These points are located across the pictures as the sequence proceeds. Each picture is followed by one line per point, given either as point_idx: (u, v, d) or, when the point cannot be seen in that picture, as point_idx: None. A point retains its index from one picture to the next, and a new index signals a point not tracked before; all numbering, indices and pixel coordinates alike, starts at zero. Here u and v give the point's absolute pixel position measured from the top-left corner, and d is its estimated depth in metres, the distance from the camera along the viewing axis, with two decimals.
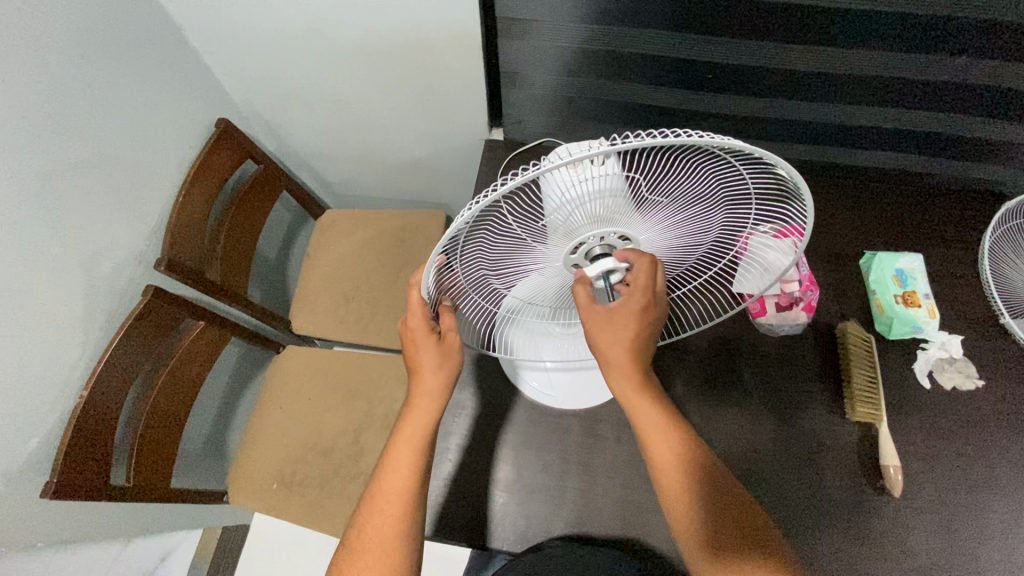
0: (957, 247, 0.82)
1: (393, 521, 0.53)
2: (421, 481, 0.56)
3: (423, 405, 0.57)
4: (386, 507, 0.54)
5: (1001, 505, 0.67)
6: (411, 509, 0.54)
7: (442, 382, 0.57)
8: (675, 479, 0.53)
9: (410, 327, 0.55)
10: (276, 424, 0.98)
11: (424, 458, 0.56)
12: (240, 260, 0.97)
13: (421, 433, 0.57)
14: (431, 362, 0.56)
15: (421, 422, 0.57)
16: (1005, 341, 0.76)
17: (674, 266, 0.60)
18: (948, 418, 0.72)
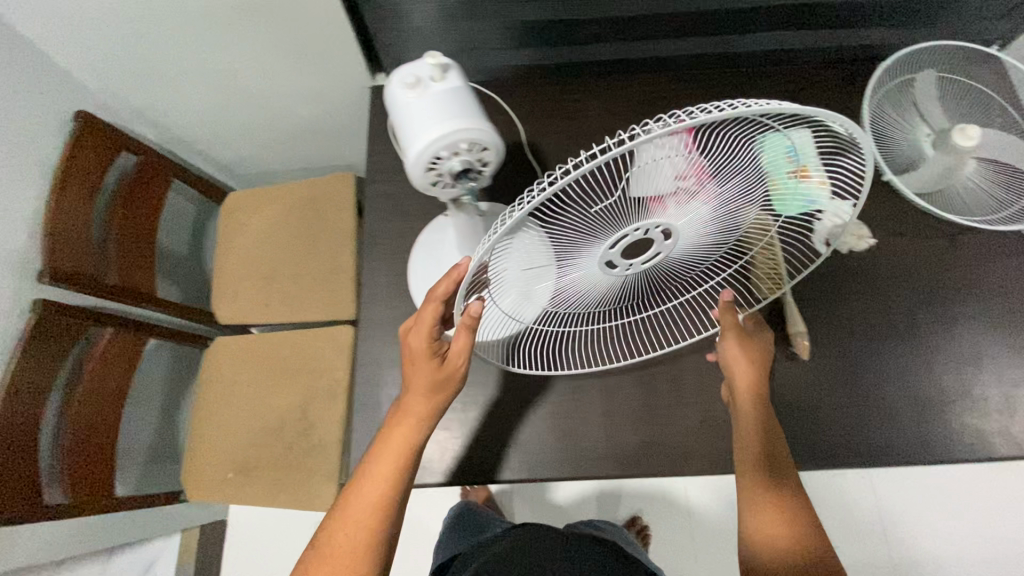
0: (842, 117, 0.84)
1: (360, 536, 0.51)
2: (395, 500, 0.53)
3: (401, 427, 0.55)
4: (353, 520, 0.52)
5: (890, 348, 0.74)
6: (380, 527, 0.52)
7: (426, 411, 0.55)
8: (766, 519, 0.53)
9: (409, 349, 0.55)
10: (220, 416, 0.96)
11: (402, 481, 0.54)
12: (141, 259, 0.92)
13: (397, 457, 0.54)
14: (424, 394, 0.55)
15: (399, 447, 0.55)
16: (892, 197, 0.79)
17: (679, 276, 0.63)
18: (843, 280, 0.77)
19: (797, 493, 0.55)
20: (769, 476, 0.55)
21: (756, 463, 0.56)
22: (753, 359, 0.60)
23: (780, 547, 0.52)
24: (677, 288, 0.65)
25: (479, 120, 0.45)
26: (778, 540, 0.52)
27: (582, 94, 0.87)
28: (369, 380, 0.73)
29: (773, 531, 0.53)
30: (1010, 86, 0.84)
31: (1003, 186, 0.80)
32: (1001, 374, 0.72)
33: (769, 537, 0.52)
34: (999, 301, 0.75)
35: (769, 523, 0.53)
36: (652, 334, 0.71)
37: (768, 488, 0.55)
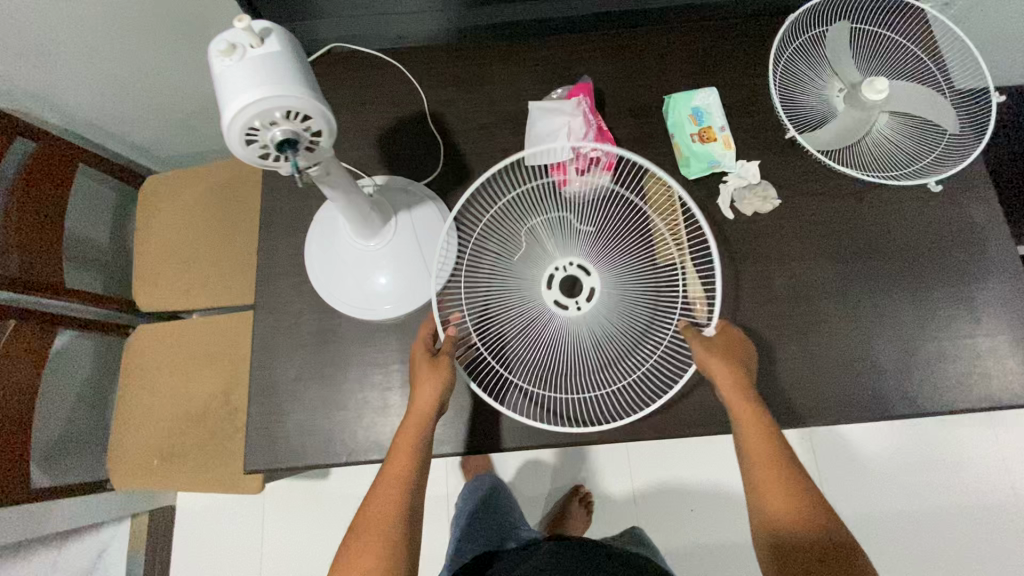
0: (751, 73, 0.81)
1: (392, 508, 0.57)
2: (417, 477, 0.60)
3: (415, 415, 0.62)
4: (384, 494, 0.58)
5: (792, 310, 0.73)
6: (406, 501, 0.58)
7: (431, 398, 0.62)
8: (774, 493, 0.56)
9: (417, 354, 0.67)
10: (141, 404, 0.96)
11: (422, 461, 0.61)
12: (47, 249, 0.89)
13: (415, 441, 0.61)
14: (434, 387, 0.63)
15: (416, 431, 0.61)
16: (800, 155, 0.77)
17: (629, 342, 0.69)
18: (748, 241, 0.75)
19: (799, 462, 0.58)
20: (772, 450, 0.58)
21: (759, 442, 0.58)
22: (729, 350, 0.63)
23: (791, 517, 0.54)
24: (631, 359, 0.69)
25: (294, 84, 0.42)
26: (790, 511, 0.55)
27: (487, 60, 0.84)
28: (267, 363, 0.72)
29: (782, 502, 0.55)
30: (924, 35, 0.81)
31: (915, 138, 0.78)
32: (899, 331, 0.72)
33: (784, 509, 0.55)
34: (902, 257, 0.75)
35: (779, 497, 0.56)
36: (596, 402, 0.70)
37: (774, 462, 0.57)
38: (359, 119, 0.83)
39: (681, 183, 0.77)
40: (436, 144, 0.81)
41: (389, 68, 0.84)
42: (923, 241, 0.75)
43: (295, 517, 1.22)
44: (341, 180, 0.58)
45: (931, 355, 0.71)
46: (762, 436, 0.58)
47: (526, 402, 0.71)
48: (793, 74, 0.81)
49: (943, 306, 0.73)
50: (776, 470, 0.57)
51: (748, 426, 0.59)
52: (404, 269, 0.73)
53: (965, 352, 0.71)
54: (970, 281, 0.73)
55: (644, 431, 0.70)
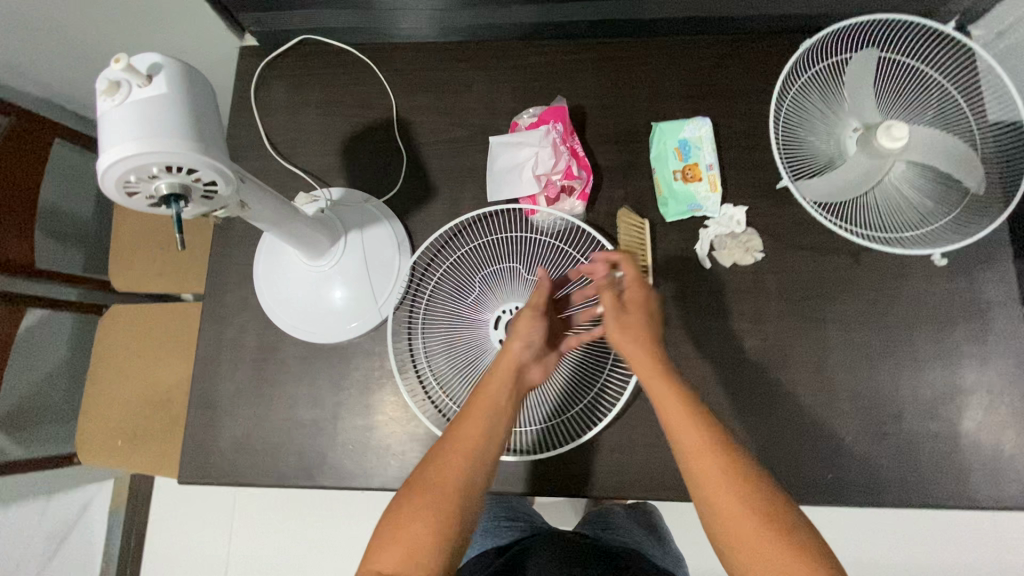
0: (754, 106, 0.73)
1: (456, 475, 0.51)
2: (489, 453, 0.53)
3: (494, 387, 0.57)
4: (450, 460, 0.52)
5: (759, 376, 0.67)
6: (472, 471, 0.51)
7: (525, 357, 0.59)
8: (712, 486, 0.48)
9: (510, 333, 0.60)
10: (110, 383, 0.97)
11: (497, 438, 0.54)
12: (19, 225, 0.89)
13: (492, 416, 0.55)
14: (513, 375, 0.58)
15: (496, 405, 0.56)
16: (791, 205, 0.70)
17: (566, 380, 0.68)
18: (722, 296, 0.69)
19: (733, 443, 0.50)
20: (699, 433, 0.50)
21: (680, 423, 0.51)
22: (638, 327, 0.57)
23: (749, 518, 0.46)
24: (567, 395, 0.67)
25: (161, 132, 0.38)
26: (735, 509, 0.47)
27: (465, 65, 0.77)
28: (209, 376, 0.71)
29: (723, 497, 0.47)
30: (962, 72, 0.71)
31: (936, 196, 0.68)
32: (875, 412, 0.66)
33: (730, 506, 0.47)
34: (892, 331, 0.67)
35: (713, 486, 0.48)
36: (518, 434, 0.67)
37: (703, 448, 0.49)
38: (322, 121, 0.77)
39: (656, 223, 0.71)
40: (400, 157, 0.76)
41: (360, 66, 0.78)
42: (917, 314, 0.67)
43: (263, 496, 1.25)
44: (266, 209, 0.54)
45: (904, 442, 0.65)
46: (680, 418, 0.51)
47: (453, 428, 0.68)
48: (805, 112, 0.71)
49: (928, 389, 0.66)
50: (705, 457, 0.49)
51: (663, 405, 0.52)
52: (356, 291, 0.70)
53: (944, 444, 0.64)
54: (961, 365, 0.66)
55: (580, 487, 0.67)
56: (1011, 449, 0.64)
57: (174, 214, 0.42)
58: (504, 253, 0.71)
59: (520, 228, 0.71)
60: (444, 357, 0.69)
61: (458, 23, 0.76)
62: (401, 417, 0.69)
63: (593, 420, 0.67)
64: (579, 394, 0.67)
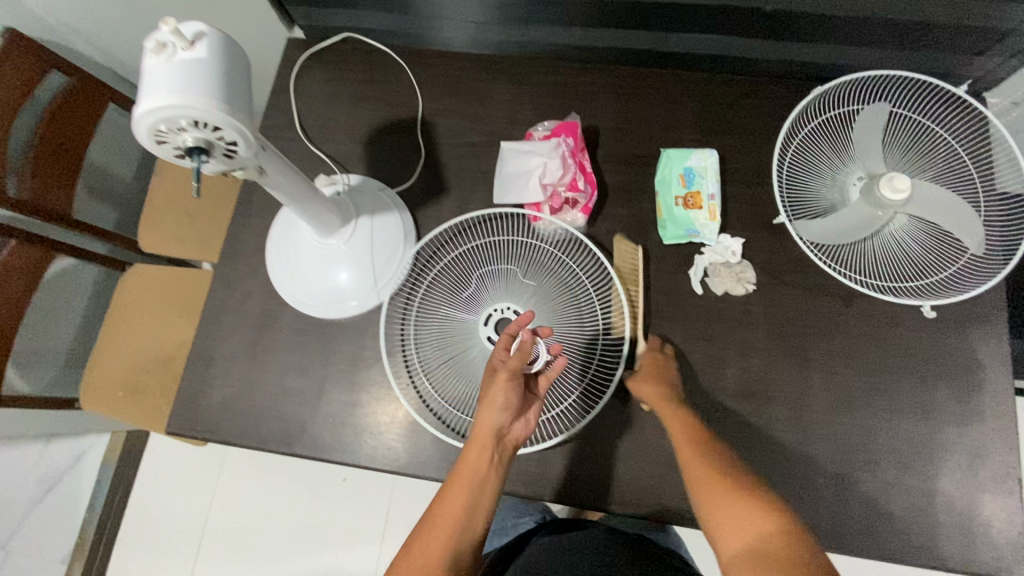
0: (762, 145, 0.75)
1: (438, 556, 0.52)
2: (471, 527, 0.54)
3: (472, 460, 0.56)
4: (431, 541, 0.53)
5: (738, 406, 0.67)
6: (456, 550, 0.53)
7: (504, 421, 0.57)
8: (694, 464, 0.55)
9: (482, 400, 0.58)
10: (120, 336, 1.02)
11: (478, 511, 0.55)
12: (62, 177, 0.96)
13: (473, 489, 0.55)
14: (490, 445, 0.57)
15: (475, 479, 0.55)
16: (788, 243, 0.72)
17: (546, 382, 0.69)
18: (711, 322, 0.70)
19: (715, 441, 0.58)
20: (688, 427, 0.59)
21: (672, 418, 0.60)
22: (655, 361, 0.66)
23: (726, 491, 0.52)
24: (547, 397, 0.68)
25: (192, 88, 0.42)
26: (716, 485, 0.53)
27: (491, 75, 0.82)
28: (210, 335, 0.75)
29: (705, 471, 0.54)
30: (973, 134, 0.72)
31: (933, 251, 0.69)
32: (851, 456, 0.65)
33: (709, 479, 0.54)
34: (877, 378, 0.67)
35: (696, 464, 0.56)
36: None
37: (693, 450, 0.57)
38: (351, 112, 0.82)
39: (654, 245, 0.73)
40: (419, 153, 0.80)
41: (394, 66, 0.83)
42: (903, 364, 0.67)
43: (246, 471, 1.27)
44: (281, 180, 0.57)
45: (877, 491, 0.64)
46: (673, 414, 0.60)
47: (430, 414, 0.70)
48: (812, 155, 0.73)
49: (907, 440, 0.65)
50: (692, 447, 0.57)
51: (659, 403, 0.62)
52: (359, 271, 0.73)
53: (917, 498, 0.64)
54: (942, 421, 0.66)
55: (545, 491, 0.67)
56: (986, 512, 0.63)
57: (195, 166, 0.46)
58: (499, 254, 0.73)
59: (521, 232, 0.74)
60: (432, 346, 0.71)
61: (490, 37, 0.81)
62: (383, 400, 0.71)
63: (567, 425, 0.68)
64: (557, 398, 0.68)
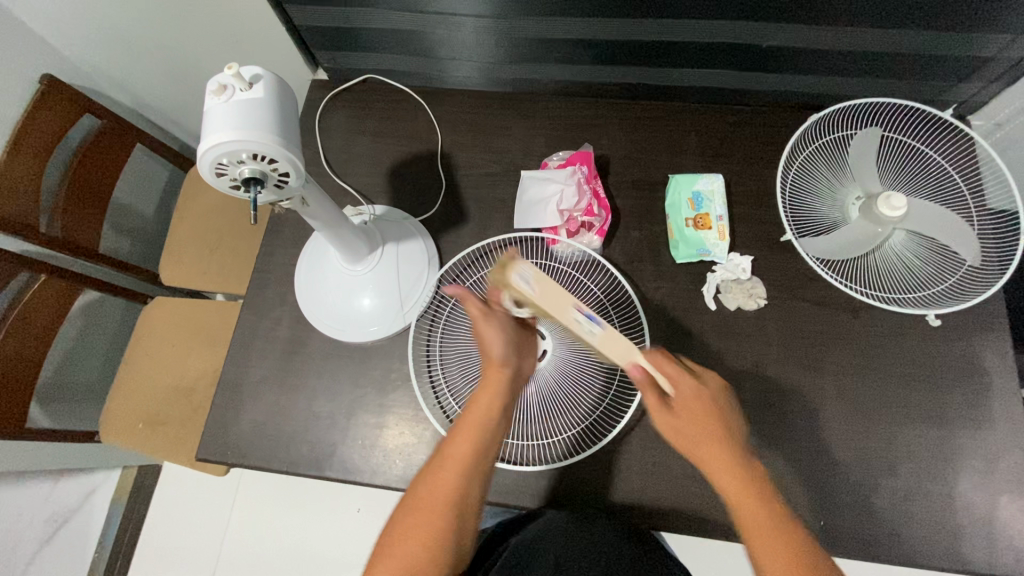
0: (764, 168, 0.80)
1: (447, 495, 0.53)
2: (478, 471, 0.55)
3: (482, 404, 0.57)
4: (441, 481, 0.53)
5: (757, 417, 0.69)
6: (464, 490, 0.53)
7: (508, 359, 0.58)
8: (752, 520, 0.51)
9: (487, 343, 0.59)
10: (142, 368, 1.04)
11: (485, 455, 0.56)
12: (90, 214, 1.00)
13: (481, 427, 0.56)
14: (501, 388, 0.58)
15: (484, 423, 0.56)
16: (795, 259, 0.75)
17: (571, 398, 0.70)
18: (725, 336, 0.73)
19: (769, 486, 0.54)
20: (741, 478, 0.53)
21: (722, 471, 0.53)
22: (696, 406, 0.55)
23: (784, 543, 0.50)
24: (569, 414, 0.70)
25: (252, 124, 0.46)
26: (781, 546, 0.49)
27: (505, 110, 0.87)
28: (239, 361, 0.77)
29: (767, 535, 0.50)
30: (961, 155, 0.77)
31: (932, 264, 0.73)
32: (869, 463, 0.67)
33: (769, 528, 0.51)
34: (888, 386, 0.70)
35: (756, 515, 0.51)
36: (520, 448, 0.70)
37: (758, 502, 0.52)
38: (374, 147, 0.87)
39: (667, 264, 0.77)
40: (439, 183, 0.84)
41: (414, 103, 0.89)
42: (912, 372, 0.70)
43: (259, 505, 1.26)
44: (319, 210, 0.61)
45: (898, 496, 0.66)
46: (727, 467, 0.53)
47: None
48: (811, 177, 0.78)
49: (921, 445, 0.67)
50: (750, 495, 0.52)
51: (702, 458, 0.54)
52: (386, 295, 0.76)
53: (936, 501, 0.65)
54: (955, 427, 0.68)
55: (573, 507, 0.68)
56: (1004, 515, 0.64)
57: (251, 196, 0.50)
58: None
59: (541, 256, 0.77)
60: (459, 365, 0.74)
61: (504, 76, 0.87)
62: (409, 421, 0.73)
63: (592, 439, 0.69)
64: (582, 413, 0.70)
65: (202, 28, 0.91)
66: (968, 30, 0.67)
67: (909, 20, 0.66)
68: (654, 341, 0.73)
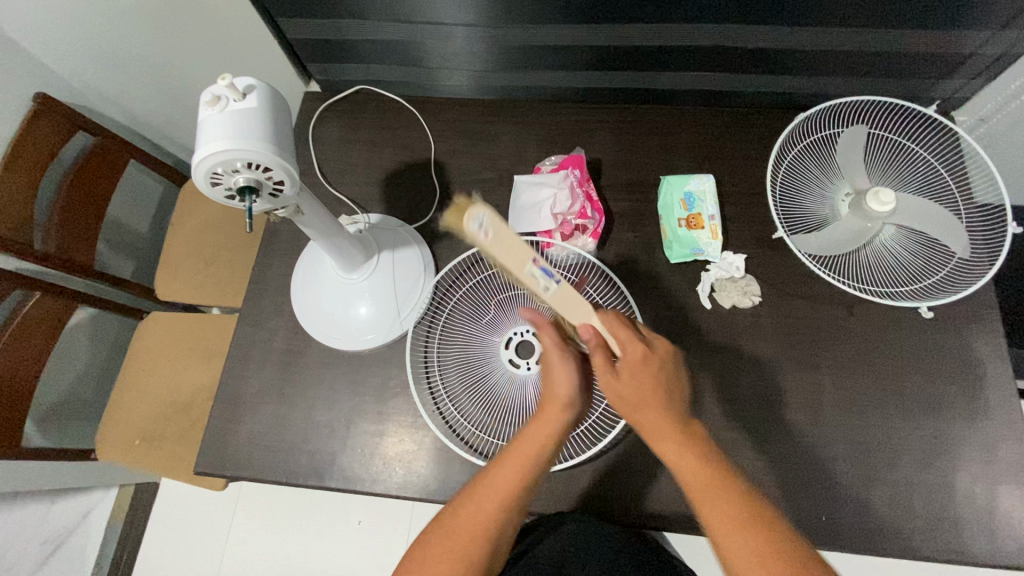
0: (754, 168, 0.81)
1: (486, 524, 0.51)
2: (519, 503, 0.53)
3: (534, 439, 0.53)
4: (480, 509, 0.52)
5: (756, 415, 0.70)
6: (502, 521, 0.52)
7: (574, 401, 0.53)
8: (693, 481, 0.50)
9: (557, 380, 0.53)
10: (138, 385, 1.03)
11: (530, 488, 0.53)
12: (85, 230, 1.00)
13: (531, 463, 0.53)
14: (558, 427, 0.53)
15: (535, 460, 0.53)
16: (788, 256, 0.76)
17: None
18: (721, 334, 0.73)
19: (708, 445, 0.52)
20: (684, 445, 0.52)
21: (660, 435, 0.52)
22: (642, 369, 0.51)
23: (722, 501, 0.49)
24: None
25: (245, 133, 0.46)
26: (734, 521, 0.48)
27: (497, 118, 0.88)
28: (236, 373, 0.77)
29: (724, 514, 0.49)
30: (947, 150, 0.78)
31: (923, 258, 0.74)
32: (868, 458, 0.67)
33: (704, 483, 0.50)
34: (884, 379, 0.71)
35: (693, 474, 0.51)
36: None
37: (699, 467, 0.51)
38: (368, 157, 0.88)
39: (662, 265, 0.77)
40: (433, 190, 0.85)
41: (406, 113, 0.89)
42: (907, 365, 0.71)
43: (258, 519, 1.24)
44: (315, 219, 0.62)
45: (899, 490, 0.66)
46: (666, 431, 0.52)
47: (455, 437, 0.71)
48: (801, 175, 0.79)
49: (919, 437, 0.68)
50: (686, 452, 0.51)
51: (643, 422, 0.52)
52: (382, 302, 0.76)
53: (937, 491, 0.65)
54: (952, 419, 0.68)
55: (576, 510, 0.68)
56: (1004, 503, 0.65)
57: (246, 205, 0.50)
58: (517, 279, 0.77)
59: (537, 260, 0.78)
60: (457, 370, 0.74)
61: (495, 84, 0.88)
62: (408, 428, 0.73)
63: (592, 441, 0.69)
64: None
65: (194, 42, 0.92)
66: (948, 28, 0.68)
67: (891, 19, 0.67)
68: None
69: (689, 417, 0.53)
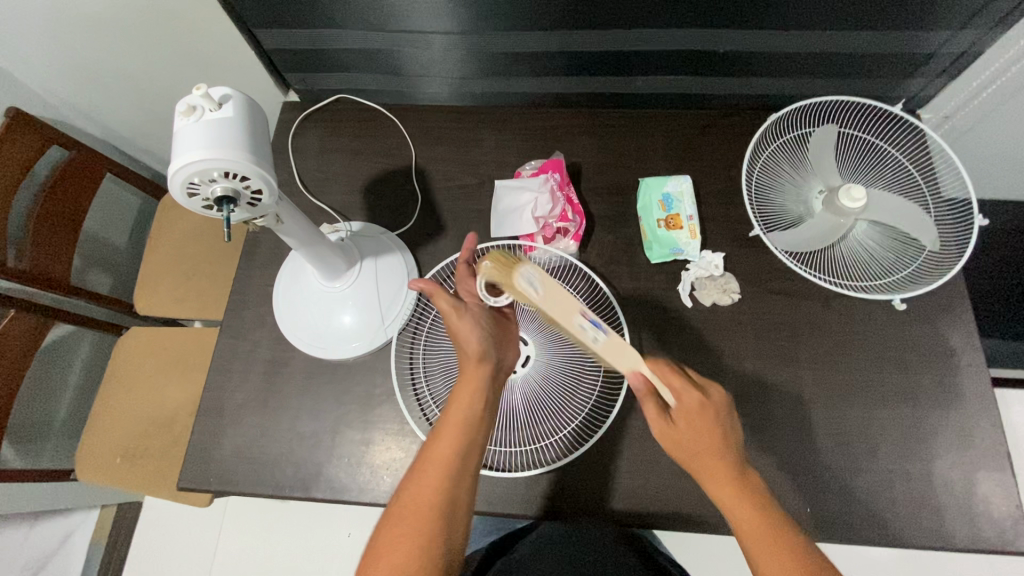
0: (730, 169, 0.83)
1: (433, 495, 0.51)
2: (466, 467, 0.53)
3: (462, 396, 0.56)
4: (425, 480, 0.52)
5: (740, 409, 0.71)
6: (453, 486, 0.52)
7: (484, 348, 0.59)
8: (745, 522, 0.52)
9: (463, 336, 0.60)
10: (117, 403, 1.01)
11: (473, 450, 0.54)
12: (61, 245, 0.98)
13: (467, 425, 0.55)
14: (482, 383, 0.57)
15: (470, 419, 0.55)
16: (766, 254, 0.78)
17: (556, 402, 0.71)
18: (704, 332, 0.75)
19: (767, 494, 0.54)
20: (744, 492, 0.53)
21: (719, 478, 0.53)
22: (695, 417, 0.54)
23: (786, 555, 0.50)
24: (555, 419, 0.70)
25: (221, 142, 0.46)
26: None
27: (477, 124, 0.88)
28: (218, 385, 0.76)
29: (782, 566, 0.49)
30: (915, 147, 0.80)
31: (894, 252, 0.76)
32: (849, 448, 0.69)
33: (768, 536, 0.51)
34: (862, 370, 0.72)
35: (750, 524, 0.52)
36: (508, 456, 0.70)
37: (761, 519, 0.51)
38: (349, 165, 0.88)
39: (644, 265, 0.78)
40: (415, 197, 0.85)
41: (386, 121, 0.90)
42: (883, 356, 0.73)
43: (245, 535, 1.22)
44: (295, 228, 0.61)
45: (880, 479, 0.67)
46: (728, 482, 0.53)
47: None
48: (775, 175, 0.81)
49: (898, 426, 0.69)
50: (750, 505, 0.52)
51: (701, 469, 0.54)
52: (366, 309, 0.76)
53: (917, 479, 0.67)
54: (928, 407, 0.70)
55: (565, 511, 0.68)
56: (982, 488, 0.66)
57: (224, 215, 0.50)
58: None
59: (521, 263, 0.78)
60: (442, 375, 0.74)
61: (473, 90, 0.88)
62: (395, 435, 0.72)
63: (579, 442, 0.69)
64: (569, 417, 0.70)
65: (169, 54, 0.91)
66: (911, 28, 0.70)
67: (856, 21, 0.70)
68: (636, 341, 0.74)
69: (753, 470, 0.55)
